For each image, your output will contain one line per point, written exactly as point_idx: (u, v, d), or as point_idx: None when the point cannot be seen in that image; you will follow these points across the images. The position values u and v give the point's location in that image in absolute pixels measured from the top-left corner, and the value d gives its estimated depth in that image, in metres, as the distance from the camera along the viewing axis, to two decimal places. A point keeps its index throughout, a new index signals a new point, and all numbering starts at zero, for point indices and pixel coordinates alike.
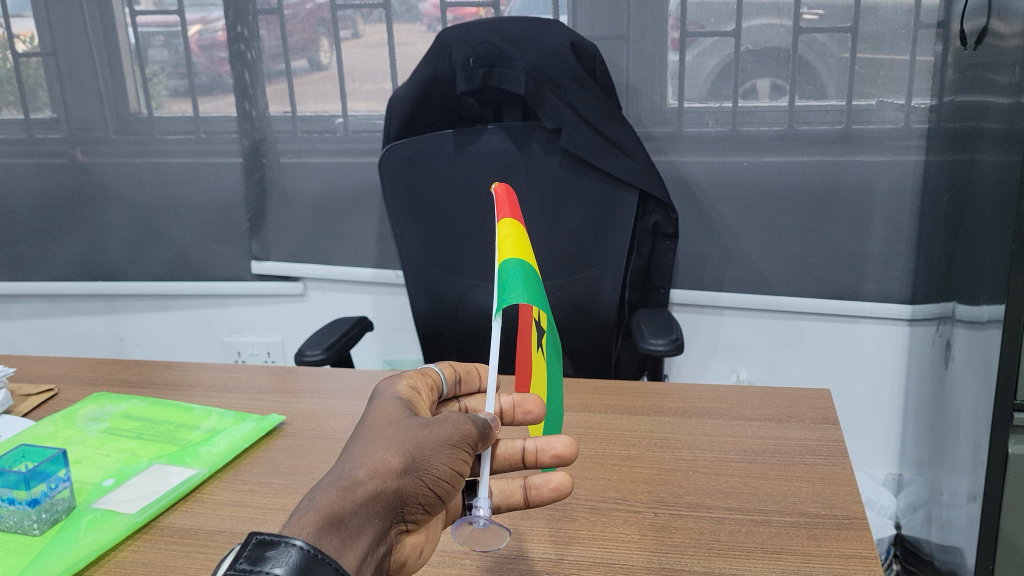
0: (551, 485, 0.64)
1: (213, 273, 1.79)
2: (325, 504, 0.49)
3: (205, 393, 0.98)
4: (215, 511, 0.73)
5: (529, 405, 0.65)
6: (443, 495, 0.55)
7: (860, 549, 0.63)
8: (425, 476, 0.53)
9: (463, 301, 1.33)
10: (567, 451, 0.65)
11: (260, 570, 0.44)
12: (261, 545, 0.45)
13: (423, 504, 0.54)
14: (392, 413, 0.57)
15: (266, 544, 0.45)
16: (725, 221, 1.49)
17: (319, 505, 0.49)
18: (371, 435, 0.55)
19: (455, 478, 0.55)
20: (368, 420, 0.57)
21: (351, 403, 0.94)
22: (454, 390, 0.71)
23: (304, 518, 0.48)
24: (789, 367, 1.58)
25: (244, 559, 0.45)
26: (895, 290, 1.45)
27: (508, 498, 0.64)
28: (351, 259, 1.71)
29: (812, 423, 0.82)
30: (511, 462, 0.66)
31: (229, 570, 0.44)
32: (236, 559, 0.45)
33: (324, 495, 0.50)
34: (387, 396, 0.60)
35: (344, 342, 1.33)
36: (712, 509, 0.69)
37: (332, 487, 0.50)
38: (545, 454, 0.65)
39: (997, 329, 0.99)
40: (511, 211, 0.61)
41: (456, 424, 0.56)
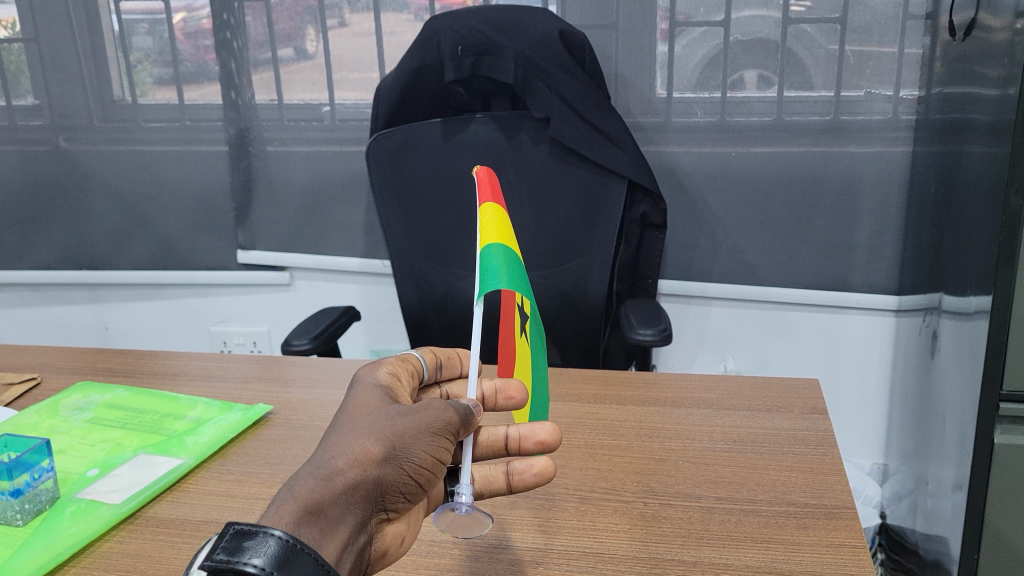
0: (534, 470, 0.63)
1: (198, 262, 1.77)
2: (303, 494, 0.49)
3: (191, 383, 0.98)
4: (201, 501, 0.72)
5: (511, 391, 0.67)
6: (425, 484, 0.54)
7: (849, 539, 0.63)
8: (405, 466, 0.53)
9: (452, 291, 1.33)
10: (550, 438, 0.64)
11: (238, 560, 0.44)
12: (239, 541, 0.45)
13: (405, 492, 0.53)
14: (372, 401, 0.57)
15: (244, 539, 0.45)
16: (713, 212, 1.50)
17: (298, 495, 0.49)
18: (352, 424, 0.54)
19: (437, 467, 0.54)
20: (346, 409, 0.56)
21: (338, 392, 0.93)
22: (435, 375, 0.71)
23: (283, 508, 0.48)
24: (776, 358, 1.59)
25: (221, 551, 0.45)
26: (882, 281, 1.46)
27: (490, 484, 0.63)
28: (338, 248, 1.70)
29: (801, 413, 0.82)
30: (494, 449, 0.66)
31: (207, 561, 0.44)
32: (213, 550, 0.45)
33: (303, 485, 0.49)
34: (368, 384, 0.59)
35: (331, 331, 1.32)
36: (701, 498, 0.69)
37: (310, 476, 0.50)
38: (529, 441, 0.65)
39: (984, 320, 0.99)
40: (491, 194, 0.61)
41: (437, 412, 0.55)
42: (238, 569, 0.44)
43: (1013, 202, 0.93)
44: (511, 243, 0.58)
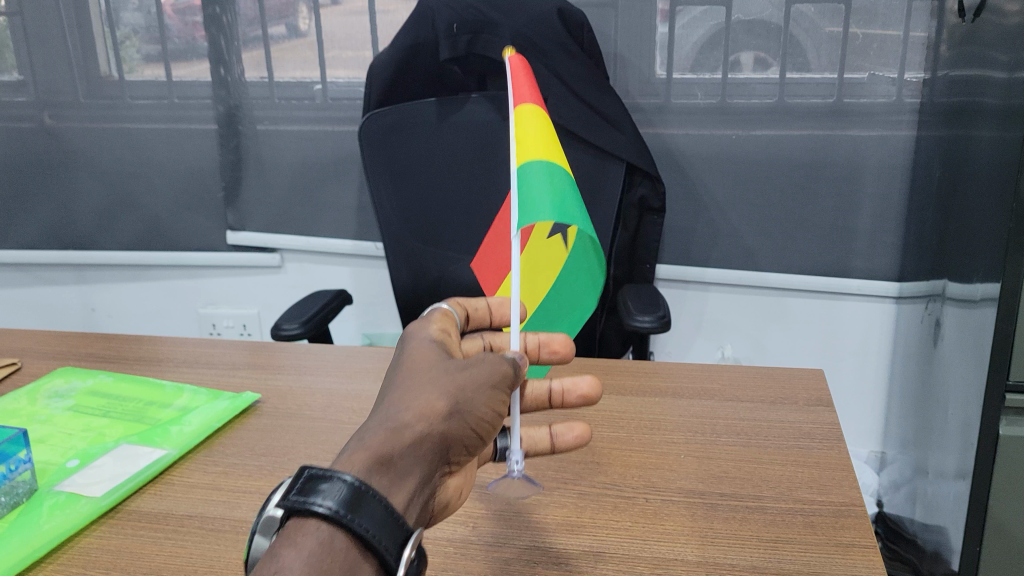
0: (574, 433, 0.68)
1: (187, 244, 1.74)
2: (375, 446, 0.49)
3: (176, 369, 0.95)
4: (185, 495, 0.70)
5: (556, 345, 0.68)
6: (485, 436, 0.55)
7: (859, 538, 0.61)
8: (468, 420, 0.53)
9: (446, 274, 1.30)
10: (592, 392, 0.69)
11: (311, 502, 0.45)
12: (311, 484, 0.46)
13: (467, 445, 0.54)
14: (429, 355, 0.57)
15: (316, 484, 0.45)
16: (712, 196, 1.47)
17: (369, 446, 0.49)
18: (412, 379, 0.54)
19: (496, 420, 0.55)
20: (402, 364, 0.56)
21: (329, 379, 0.91)
22: (462, 328, 0.69)
23: (355, 456, 0.48)
24: (774, 344, 1.57)
25: (295, 492, 0.46)
26: (883, 267, 1.43)
27: (536, 445, 0.67)
28: (330, 230, 1.66)
29: (806, 405, 0.80)
30: (537, 403, 0.69)
31: (281, 502, 0.45)
32: (287, 491, 0.46)
33: (373, 438, 0.49)
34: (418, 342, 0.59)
35: (323, 315, 1.29)
36: (705, 494, 0.67)
37: (380, 429, 0.50)
38: (572, 394, 0.68)
39: (991, 308, 0.97)
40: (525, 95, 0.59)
41: (493, 365, 0.56)
42: (311, 511, 0.44)
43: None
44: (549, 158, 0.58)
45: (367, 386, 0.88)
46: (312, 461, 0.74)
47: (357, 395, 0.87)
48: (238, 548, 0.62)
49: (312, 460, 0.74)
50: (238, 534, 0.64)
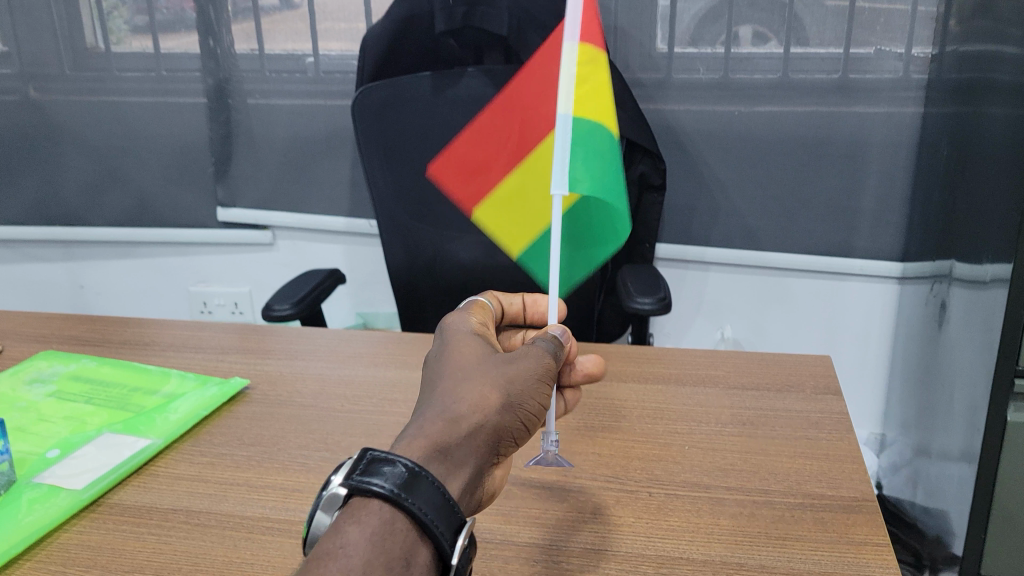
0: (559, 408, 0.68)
1: (177, 220, 1.70)
2: (435, 435, 0.48)
3: (163, 352, 0.92)
4: (170, 487, 0.67)
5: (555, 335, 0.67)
6: (531, 431, 0.54)
7: (872, 535, 0.58)
8: (520, 413, 0.52)
9: (441, 253, 1.29)
10: (597, 369, 0.67)
11: (372, 484, 0.43)
12: (373, 463, 0.45)
13: (515, 440, 0.53)
14: (477, 347, 0.56)
15: (379, 464, 0.44)
16: (713, 173, 1.44)
17: (428, 434, 0.48)
18: (462, 368, 0.53)
19: (541, 413, 0.54)
20: (449, 352, 0.56)
21: (321, 365, 0.88)
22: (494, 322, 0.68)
23: (415, 443, 0.47)
24: (774, 324, 1.55)
25: (357, 472, 0.44)
26: (887, 247, 1.41)
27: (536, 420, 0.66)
28: (322, 206, 1.62)
29: (814, 393, 0.77)
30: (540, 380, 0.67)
31: (341, 482, 0.44)
32: (348, 471, 0.45)
33: (432, 426, 0.48)
34: (459, 331, 0.59)
35: (316, 295, 1.26)
36: (711, 488, 0.64)
37: (436, 418, 0.49)
38: (577, 373, 0.66)
39: (1002, 291, 0.94)
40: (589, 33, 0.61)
41: (539, 356, 0.56)
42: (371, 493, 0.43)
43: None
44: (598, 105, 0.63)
45: (360, 372, 0.86)
46: (303, 451, 0.71)
47: (350, 381, 0.84)
48: (224, 545, 0.60)
49: (303, 449, 0.72)
50: (224, 529, 0.61)
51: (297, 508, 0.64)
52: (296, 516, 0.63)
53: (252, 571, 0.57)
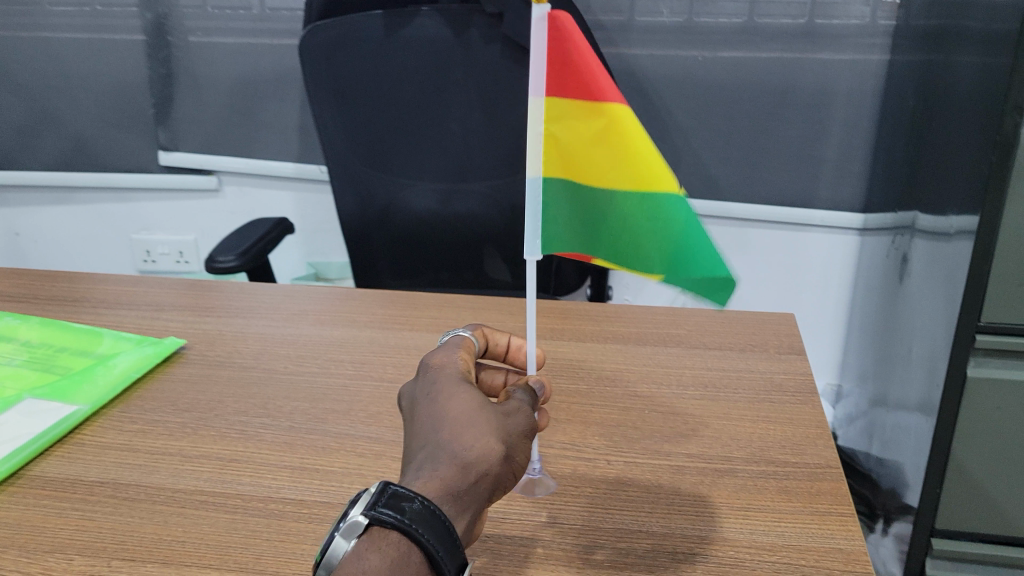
0: None
1: (116, 164, 1.62)
2: (444, 480, 0.43)
3: (95, 309, 0.86)
4: (97, 457, 0.62)
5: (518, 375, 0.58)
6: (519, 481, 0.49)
7: (837, 505, 0.56)
8: (515, 465, 0.48)
9: (395, 202, 1.24)
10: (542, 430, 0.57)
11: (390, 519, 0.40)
12: (394, 494, 0.41)
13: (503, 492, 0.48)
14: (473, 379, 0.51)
15: (401, 496, 0.41)
16: (676, 122, 1.39)
17: (438, 479, 0.43)
18: (466, 395, 0.48)
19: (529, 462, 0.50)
20: (444, 378, 0.50)
21: (264, 323, 0.84)
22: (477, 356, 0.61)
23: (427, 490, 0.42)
24: (733, 277, 1.53)
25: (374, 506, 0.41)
26: (848, 197, 1.39)
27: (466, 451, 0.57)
28: (270, 151, 1.55)
29: (777, 353, 0.75)
30: None
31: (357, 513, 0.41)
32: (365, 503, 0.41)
33: (440, 468, 0.44)
34: (449, 356, 0.53)
35: (262, 246, 1.20)
36: (671, 455, 0.62)
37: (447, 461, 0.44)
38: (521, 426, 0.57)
39: (967, 244, 0.91)
40: (572, 74, 0.51)
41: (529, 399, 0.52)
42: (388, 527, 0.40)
43: (1006, 131, 0.85)
44: (605, 149, 0.52)
45: (305, 331, 0.82)
46: (242, 417, 0.67)
47: (295, 341, 0.80)
48: (153, 521, 0.56)
49: (242, 415, 0.68)
50: (154, 504, 0.57)
51: (234, 480, 0.60)
52: (233, 489, 0.59)
53: (183, 550, 0.53)
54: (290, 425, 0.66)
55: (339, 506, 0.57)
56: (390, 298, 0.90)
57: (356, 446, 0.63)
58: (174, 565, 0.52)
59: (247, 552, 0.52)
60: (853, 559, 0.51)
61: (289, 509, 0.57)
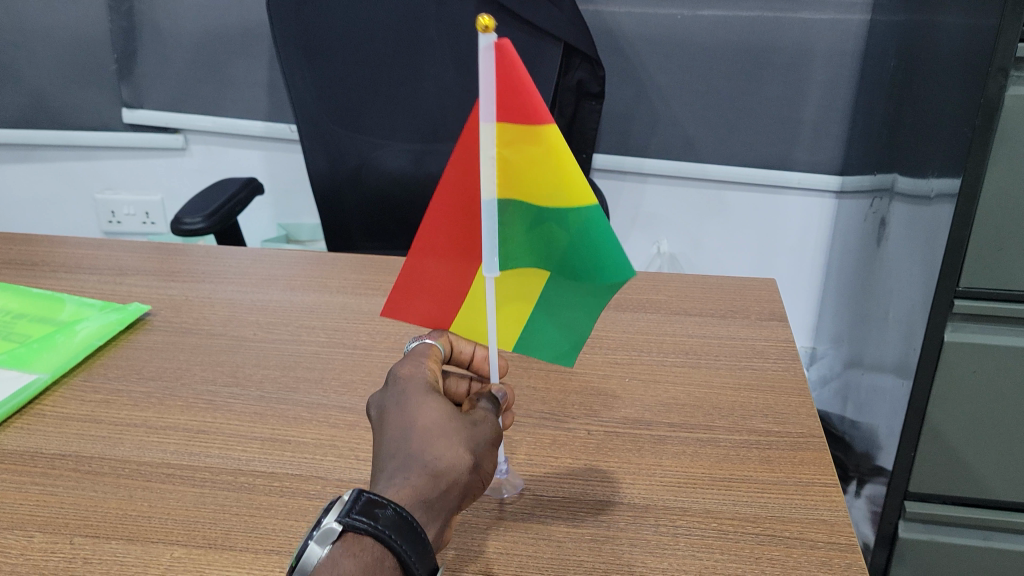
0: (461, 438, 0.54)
1: (77, 122, 1.56)
2: (417, 487, 0.42)
3: (55, 273, 0.83)
4: (58, 429, 0.60)
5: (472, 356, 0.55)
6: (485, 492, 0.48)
7: (820, 476, 0.55)
8: (485, 475, 0.46)
9: (368, 163, 1.21)
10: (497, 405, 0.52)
11: (366, 527, 0.39)
12: (370, 500, 0.40)
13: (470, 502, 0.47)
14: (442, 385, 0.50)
15: (375, 502, 0.40)
16: (654, 81, 1.37)
17: (410, 488, 0.42)
18: (434, 403, 0.47)
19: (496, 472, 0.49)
20: (411, 386, 0.49)
21: (232, 289, 0.81)
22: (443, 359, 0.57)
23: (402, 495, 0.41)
24: (710, 239, 1.52)
25: (348, 512, 0.39)
26: (826, 159, 1.38)
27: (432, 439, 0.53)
28: (237, 109, 1.51)
29: (758, 319, 0.74)
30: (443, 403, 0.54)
31: (332, 521, 0.39)
32: (338, 512, 0.39)
33: (412, 476, 0.42)
34: (413, 364, 0.52)
35: (230, 208, 1.17)
36: (653, 425, 0.60)
37: (420, 467, 0.43)
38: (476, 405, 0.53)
39: (948, 208, 0.90)
40: (518, 98, 0.44)
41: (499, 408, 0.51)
42: (364, 536, 0.39)
43: (989, 95, 0.84)
44: (548, 172, 0.47)
45: (275, 297, 0.79)
46: (211, 387, 0.65)
47: (265, 307, 0.78)
48: (117, 496, 0.53)
49: (211, 385, 0.65)
50: (119, 478, 0.55)
51: (202, 453, 0.58)
52: (201, 461, 0.57)
53: (149, 526, 0.51)
54: (261, 394, 0.64)
55: (311, 478, 0.55)
56: (363, 262, 0.88)
57: (329, 417, 0.62)
58: (140, 542, 0.50)
59: (216, 527, 0.51)
60: (838, 530, 0.50)
61: (260, 482, 0.55)
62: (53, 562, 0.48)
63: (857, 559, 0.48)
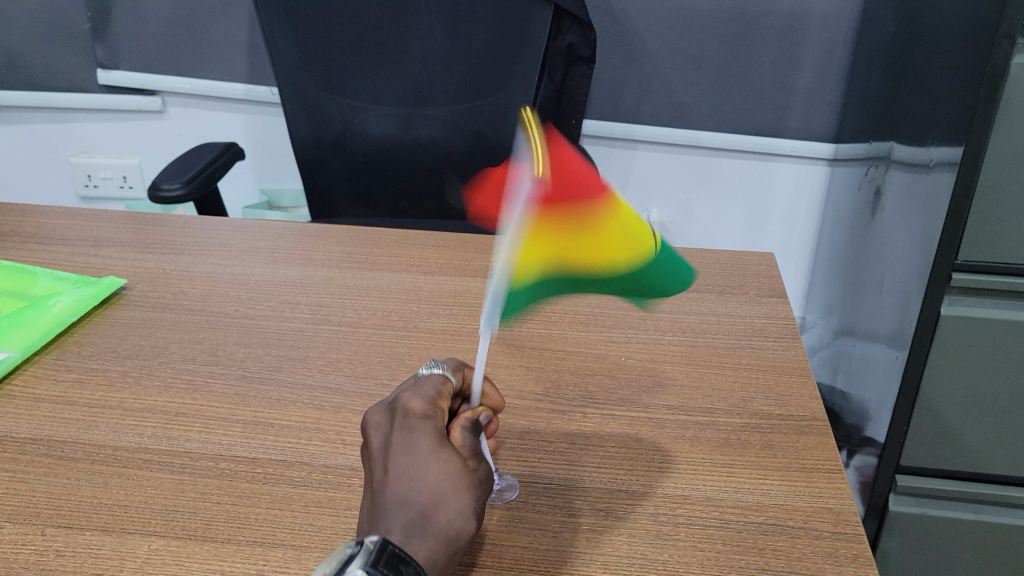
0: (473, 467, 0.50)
1: (50, 83, 1.51)
2: (432, 554, 0.39)
3: (26, 245, 0.80)
4: (29, 411, 0.57)
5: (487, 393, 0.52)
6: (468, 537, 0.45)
7: (824, 461, 0.53)
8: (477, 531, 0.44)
9: (351, 127, 1.17)
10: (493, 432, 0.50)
11: None
12: (395, 554, 0.36)
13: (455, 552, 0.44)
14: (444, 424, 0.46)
15: (400, 556, 0.37)
16: (645, 45, 1.33)
17: (427, 555, 0.38)
18: (445, 453, 0.43)
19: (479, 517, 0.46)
20: (421, 427, 0.44)
21: (213, 261, 0.78)
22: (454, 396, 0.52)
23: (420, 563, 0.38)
24: (701, 207, 1.50)
25: (379, 565, 0.36)
26: (819, 126, 1.35)
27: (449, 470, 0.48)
28: (217, 71, 1.46)
29: (758, 296, 0.73)
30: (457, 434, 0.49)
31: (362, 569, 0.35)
32: (365, 560, 0.36)
33: (428, 540, 0.39)
34: (418, 393, 0.47)
35: (210, 174, 1.13)
36: (651, 407, 0.59)
37: (435, 532, 0.39)
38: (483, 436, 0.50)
39: (947, 177, 0.88)
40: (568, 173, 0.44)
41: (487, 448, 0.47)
42: None
43: (995, 62, 0.81)
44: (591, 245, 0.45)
45: (258, 270, 0.77)
46: (190, 365, 0.63)
47: (246, 281, 0.75)
48: (91, 483, 0.51)
49: (190, 363, 0.63)
50: (93, 464, 0.52)
51: (181, 437, 0.55)
52: (180, 446, 0.54)
53: (124, 516, 0.48)
54: (243, 374, 0.62)
55: (296, 464, 0.53)
56: (349, 233, 0.86)
57: (315, 398, 0.59)
58: (115, 534, 0.47)
59: (196, 517, 0.48)
60: (843, 520, 0.49)
61: (242, 469, 0.52)
62: (24, 555, 0.45)
63: (864, 551, 0.46)
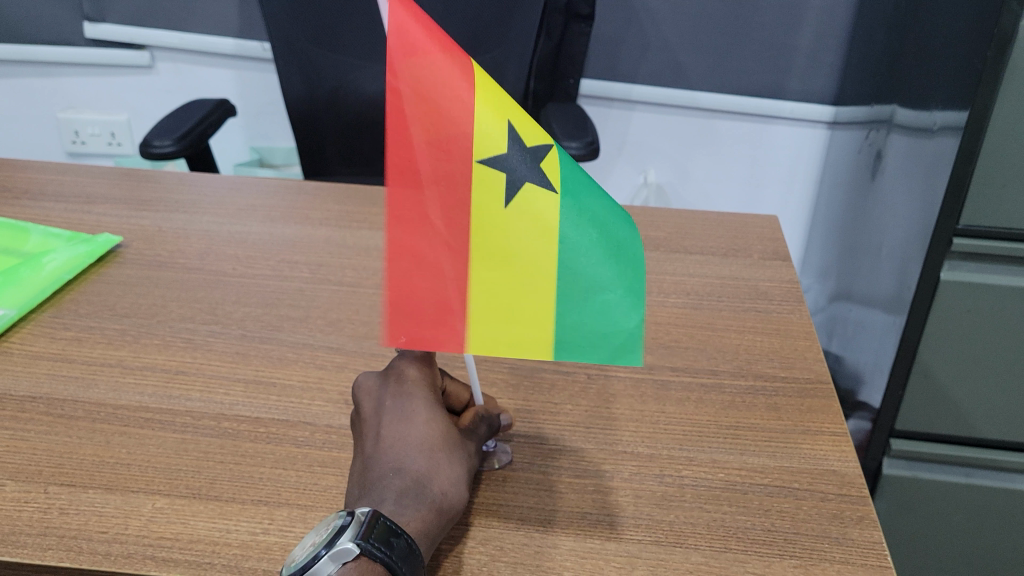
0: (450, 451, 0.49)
1: (36, 35, 1.48)
2: (424, 520, 0.41)
3: (18, 200, 0.78)
4: (26, 369, 0.56)
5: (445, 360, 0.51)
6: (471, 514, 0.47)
7: (829, 425, 0.53)
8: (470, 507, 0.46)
9: (345, 84, 1.15)
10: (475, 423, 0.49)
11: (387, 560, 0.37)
12: (387, 527, 0.39)
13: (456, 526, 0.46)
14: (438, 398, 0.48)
15: (391, 529, 0.39)
16: (645, 3, 1.30)
17: (420, 521, 0.41)
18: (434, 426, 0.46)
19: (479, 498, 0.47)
20: (413, 395, 0.47)
21: (209, 219, 0.77)
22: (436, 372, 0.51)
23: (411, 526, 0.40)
24: (698, 169, 1.49)
25: (371, 538, 0.38)
26: (819, 88, 1.34)
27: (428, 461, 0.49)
28: (207, 25, 1.43)
29: (762, 259, 0.72)
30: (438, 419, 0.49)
31: (353, 542, 0.37)
32: (358, 533, 0.38)
33: (422, 507, 0.41)
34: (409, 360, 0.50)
35: (202, 130, 1.11)
36: (655, 369, 0.58)
37: (425, 498, 0.42)
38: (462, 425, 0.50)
39: (951, 142, 0.87)
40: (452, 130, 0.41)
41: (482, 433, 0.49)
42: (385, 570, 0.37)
43: (1004, 26, 0.79)
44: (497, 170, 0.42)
45: (256, 228, 0.76)
46: (188, 324, 0.62)
47: (244, 239, 0.74)
48: (94, 442, 0.50)
49: (189, 321, 0.62)
50: (94, 422, 0.52)
51: (182, 396, 0.54)
52: (182, 406, 0.54)
53: (126, 475, 0.48)
54: (243, 333, 0.61)
55: (299, 424, 0.52)
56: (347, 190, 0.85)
57: (317, 358, 0.59)
58: (119, 492, 0.47)
59: (199, 476, 0.48)
60: (849, 482, 0.49)
61: (245, 428, 0.52)
62: (27, 513, 0.45)
63: (869, 512, 0.46)
